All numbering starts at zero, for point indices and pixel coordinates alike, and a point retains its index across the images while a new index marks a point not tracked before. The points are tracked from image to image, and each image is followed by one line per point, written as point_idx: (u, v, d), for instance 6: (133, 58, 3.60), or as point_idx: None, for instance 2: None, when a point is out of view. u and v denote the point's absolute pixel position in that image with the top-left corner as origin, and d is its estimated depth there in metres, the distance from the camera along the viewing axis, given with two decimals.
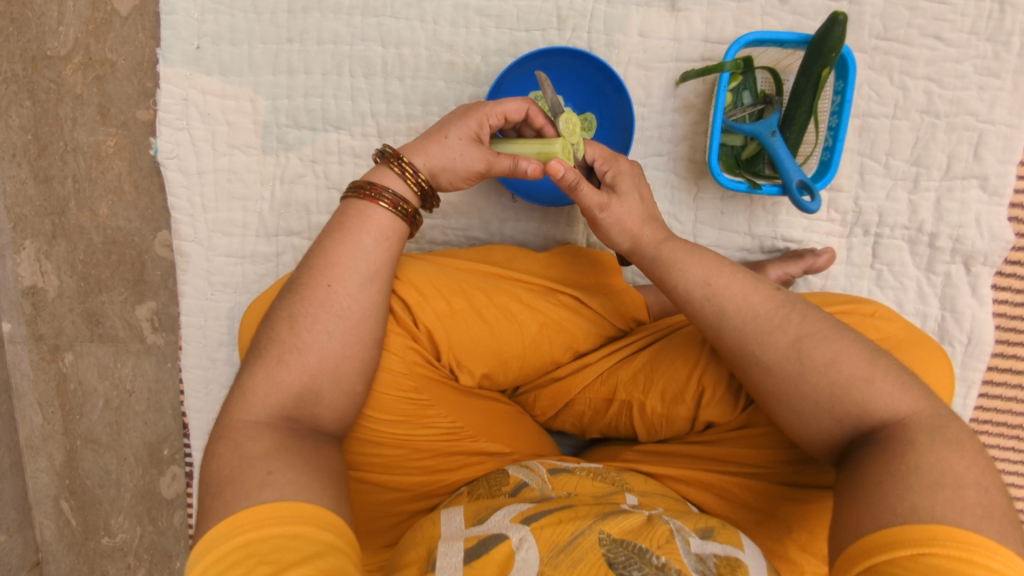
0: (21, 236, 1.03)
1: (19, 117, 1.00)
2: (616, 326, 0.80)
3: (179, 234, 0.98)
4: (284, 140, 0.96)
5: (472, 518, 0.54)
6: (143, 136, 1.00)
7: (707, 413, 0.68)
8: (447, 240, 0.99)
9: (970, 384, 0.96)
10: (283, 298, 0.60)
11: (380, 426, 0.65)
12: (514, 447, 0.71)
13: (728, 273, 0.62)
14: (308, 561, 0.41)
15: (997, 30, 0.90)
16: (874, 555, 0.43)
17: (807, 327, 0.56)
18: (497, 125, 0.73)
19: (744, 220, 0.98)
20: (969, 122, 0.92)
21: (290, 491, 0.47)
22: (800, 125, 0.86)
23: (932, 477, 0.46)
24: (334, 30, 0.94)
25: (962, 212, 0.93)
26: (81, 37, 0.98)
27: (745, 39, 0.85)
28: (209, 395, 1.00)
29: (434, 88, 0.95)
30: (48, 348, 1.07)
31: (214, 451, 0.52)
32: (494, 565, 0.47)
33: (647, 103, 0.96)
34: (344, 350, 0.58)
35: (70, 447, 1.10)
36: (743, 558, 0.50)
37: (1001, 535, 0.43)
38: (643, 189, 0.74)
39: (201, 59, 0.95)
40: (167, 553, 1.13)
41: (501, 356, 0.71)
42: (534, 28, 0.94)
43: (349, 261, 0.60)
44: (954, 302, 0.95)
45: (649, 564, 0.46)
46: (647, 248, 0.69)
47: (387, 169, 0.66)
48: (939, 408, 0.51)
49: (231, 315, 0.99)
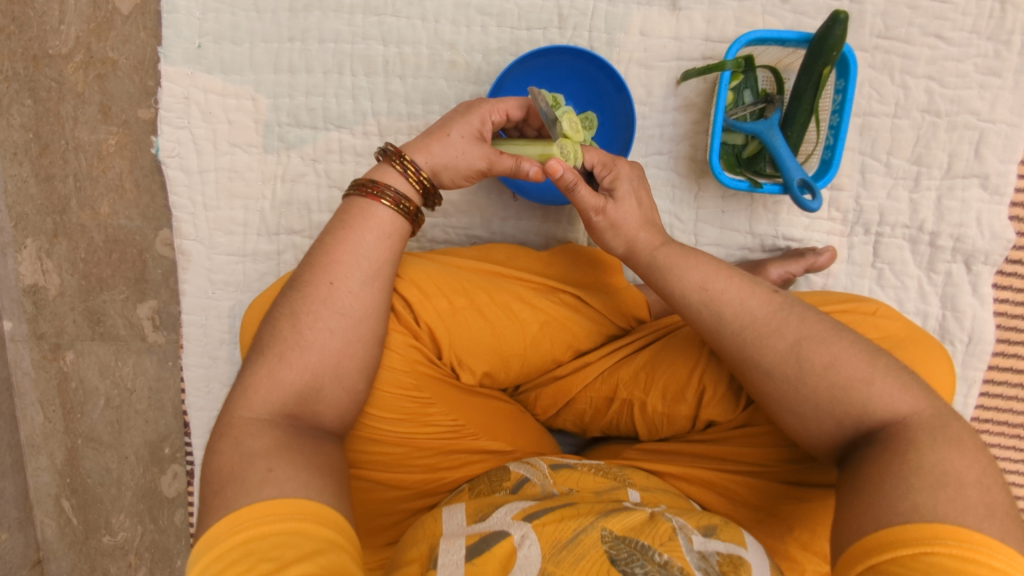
0: (22, 234, 1.03)
1: (21, 115, 1.00)
2: (616, 325, 0.80)
3: (180, 232, 0.98)
4: (286, 138, 0.96)
5: (474, 515, 0.54)
6: (144, 135, 1.00)
7: (708, 412, 0.68)
8: (448, 238, 0.99)
9: (971, 383, 0.96)
10: (285, 296, 0.60)
11: (381, 424, 0.65)
12: (515, 445, 0.71)
13: (724, 277, 0.62)
14: (310, 558, 0.42)
15: (998, 29, 0.90)
16: (876, 555, 0.43)
17: (805, 330, 0.56)
18: (499, 121, 0.73)
19: (745, 219, 0.98)
20: (970, 122, 0.92)
21: (291, 489, 0.47)
22: (801, 124, 0.86)
23: (934, 476, 0.46)
24: (336, 28, 0.94)
25: (963, 211, 0.93)
26: (82, 35, 0.98)
27: (746, 38, 0.85)
28: (210, 394, 1.00)
29: (436, 87, 0.95)
30: (49, 347, 1.07)
31: (215, 449, 0.52)
32: (497, 562, 0.47)
33: (647, 101, 0.96)
34: (346, 348, 0.58)
35: (72, 445, 1.10)
36: (746, 556, 0.50)
37: (1003, 533, 0.43)
38: (641, 192, 0.73)
39: (203, 58, 0.95)
40: (167, 551, 1.13)
41: (502, 354, 0.71)
42: (535, 27, 0.94)
43: (351, 258, 0.60)
44: (954, 301, 0.95)
45: (652, 561, 0.46)
46: (642, 255, 0.69)
47: (389, 167, 0.66)
48: (940, 408, 0.51)
49: (232, 313, 0.99)
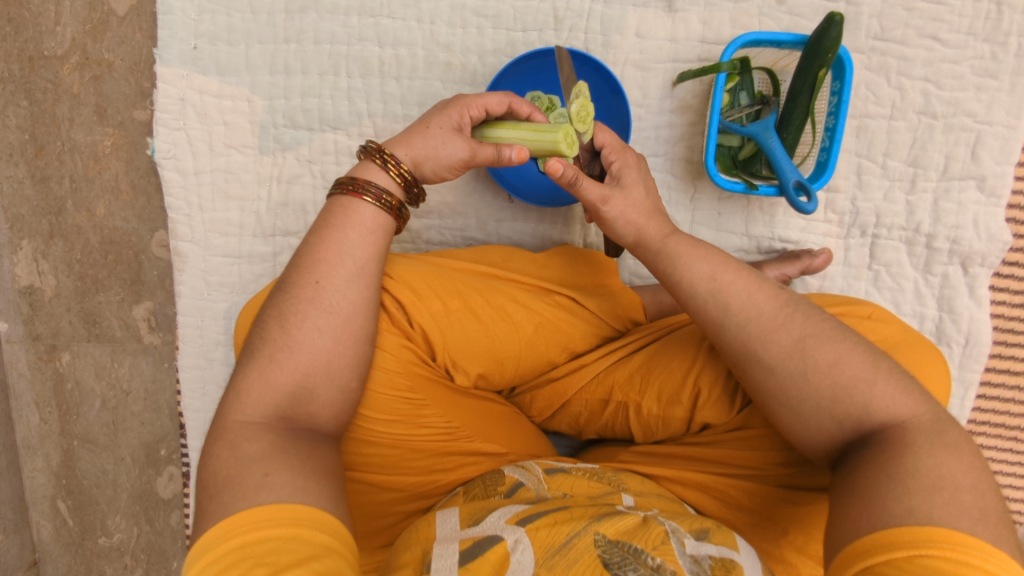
0: (18, 236, 1.03)
1: (17, 116, 1.00)
2: (612, 327, 0.80)
3: (176, 233, 0.98)
4: (282, 140, 0.96)
5: (467, 519, 0.53)
6: (140, 136, 1.00)
7: (703, 414, 0.67)
8: (444, 240, 0.99)
9: (967, 386, 0.96)
10: (274, 298, 0.59)
11: (376, 426, 0.65)
12: (510, 447, 0.71)
13: (733, 270, 0.62)
14: (303, 562, 0.42)
15: (995, 31, 0.89)
16: (871, 557, 0.43)
17: (812, 327, 0.56)
18: (479, 117, 0.73)
19: (741, 221, 0.98)
20: (967, 123, 0.91)
21: (285, 493, 0.47)
22: (796, 126, 0.85)
23: (929, 479, 0.46)
24: (331, 30, 0.94)
25: (960, 213, 0.93)
26: (78, 37, 0.98)
27: (742, 40, 0.85)
28: (206, 395, 1.00)
29: (431, 88, 0.95)
30: (45, 348, 1.07)
31: (210, 452, 0.51)
32: (490, 565, 0.47)
33: (644, 103, 0.96)
34: (336, 347, 0.58)
35: (67, 446, 1.10)
36: (738, 559, 0.50)
37: (998, 538, 0.43)
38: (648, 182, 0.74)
39: (198, 59, 0.95)
40: (164, 553, 1.13)
41: (497, 356, 0.71)
42: (531, 28, 0.94)
43: (335, 256, 0.60)
44: (951, 303, 0.95)
45: (644, 565, 0.46)
46: (653, 243, 0.68)
47: (370, 164, 0.66)
48: (939, 413, 0.51)
49: (228, 315, 0.99)
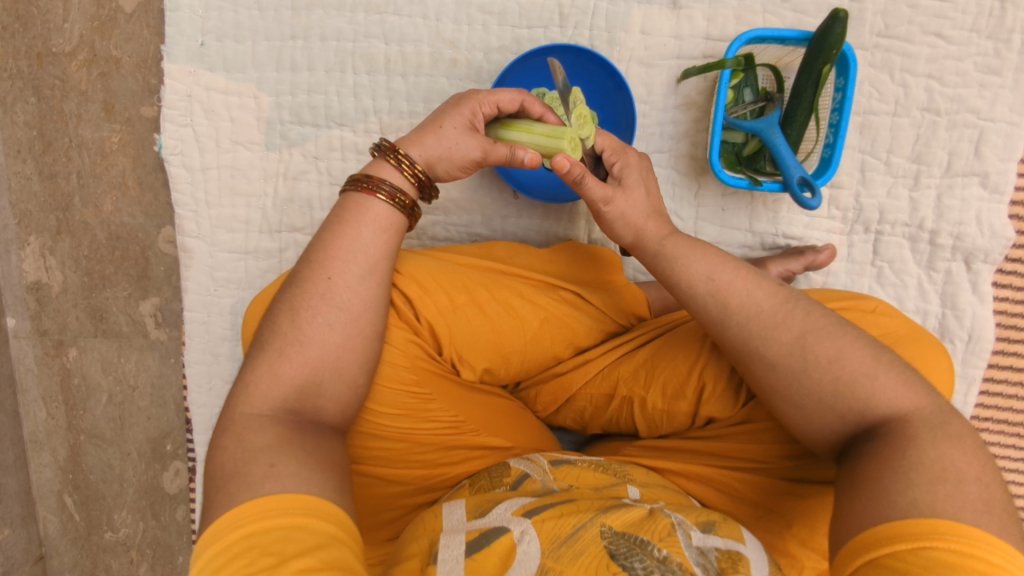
0: (26, 231, 1.04)
1: (25, 113, 1.00)
2: (616, 322, 0.81)
3: (183, 229, 0.98)
4: (288, 136, 0.97)
5: (474, 511, 0.54)
6: (148, 132, 1.01)
7: (707, 409, 0.68)
8: (448, 236, 0.99)
9: (970, 381, 0.96)
10: (285, 292, 0.60)
11: (383, 419, 0.65)
12: (515, 441, 0.72)
13: (733, 267, 0.62)
14: (312, 553, 0.42)
15: (998, 28, 0.90)
16: (875, 549, 0.44)
17: (811, 323, 0.56)
18: (489, 113, 0.73)
19: (745, 217, 0.98)
20: (970, 120, 0.92)
21: (293, 484, 0.47)
22: (801, 122, 0.86)
23: (934, 471, 0.46)
24: (337, 26, 0.95)
25: (963, 209, 0.94)
26: (86, 33, 0.99)
27: (747, 36, 0.85)
28: (212, 390, 1.01)
29: (436, 85, 0.96)
30: (52, 344, 1.07)
31: (218, 445, 0.52)
32: (497, 557, 0.47)
33: (648, 100, 0.96)
34: (346, 342, 0.58)
35: (74, 441, 1.10)
36: (744, 552, 0.50)
37: (1001, 528, 0.43)
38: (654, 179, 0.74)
39: (205, 56, 0.96)
40: (169, 548, 1.14)
41: (503, 351, 0.71)
42: (536, 26, 0.94)
43: (348, 252, 0.60)
44: (954, 299, 0.95)
45: (651, 556, 0.46)
46: (654, 239, 0.69)
47: (384, 162, 0.66)
48: (941, 405, 0.51)
49: (234, 310, 0.99)
